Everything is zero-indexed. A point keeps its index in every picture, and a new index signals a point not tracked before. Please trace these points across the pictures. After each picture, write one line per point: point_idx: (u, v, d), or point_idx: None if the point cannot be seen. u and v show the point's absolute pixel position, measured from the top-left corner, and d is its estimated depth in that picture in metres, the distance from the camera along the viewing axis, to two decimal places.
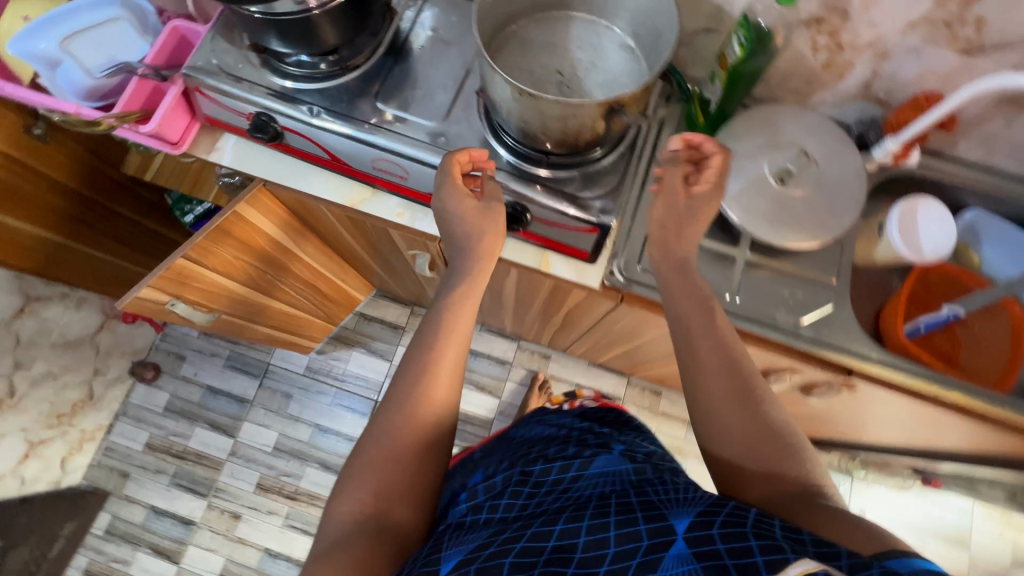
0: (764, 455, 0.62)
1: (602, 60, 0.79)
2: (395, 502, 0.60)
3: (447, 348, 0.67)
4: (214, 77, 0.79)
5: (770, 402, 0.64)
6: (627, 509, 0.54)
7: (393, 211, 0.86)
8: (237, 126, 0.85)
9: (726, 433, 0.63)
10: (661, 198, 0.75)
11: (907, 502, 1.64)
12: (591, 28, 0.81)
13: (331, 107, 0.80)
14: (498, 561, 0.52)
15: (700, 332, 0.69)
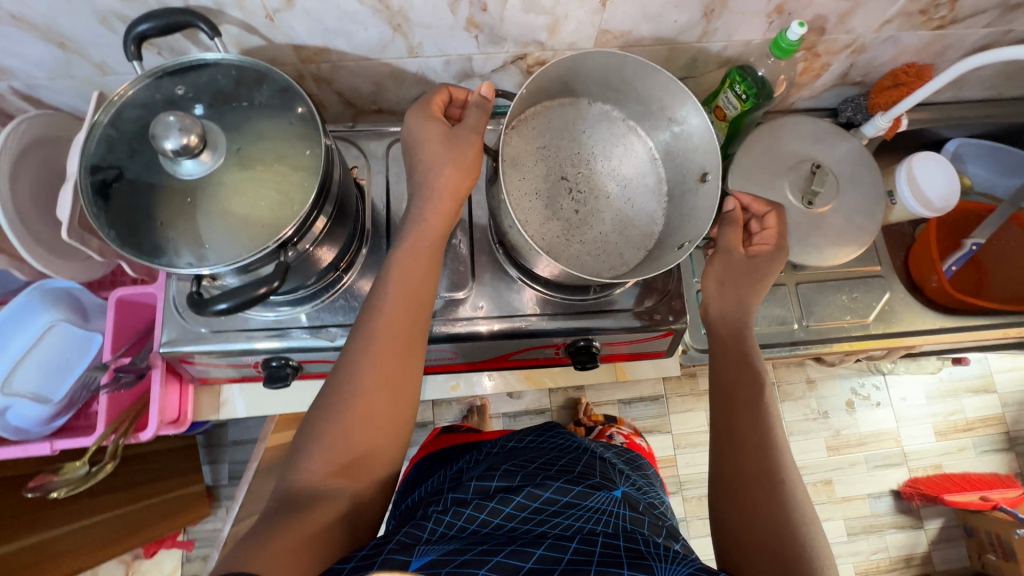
0: (773, 505, 0.53)
1: (601, 146, 0.72)
2: (353, 483, 0.56)
3: (388, 347, 0.59)
4: (198, 342, 0.67)
5: (800, 494, 0.54)
6: (613, 553, 0.50)
7: (448, 386, 0.80)
8: (238, 374, 0.74)
9: (746, 436, 0.57)
10: (716, 257, 0.70)
11: (936, 374, 1.77)
12: (579, 111, 0.72)
13: (343, 321, 0.70)
14: (470, 569, 0.48)
15: (732, 349, 0.65)
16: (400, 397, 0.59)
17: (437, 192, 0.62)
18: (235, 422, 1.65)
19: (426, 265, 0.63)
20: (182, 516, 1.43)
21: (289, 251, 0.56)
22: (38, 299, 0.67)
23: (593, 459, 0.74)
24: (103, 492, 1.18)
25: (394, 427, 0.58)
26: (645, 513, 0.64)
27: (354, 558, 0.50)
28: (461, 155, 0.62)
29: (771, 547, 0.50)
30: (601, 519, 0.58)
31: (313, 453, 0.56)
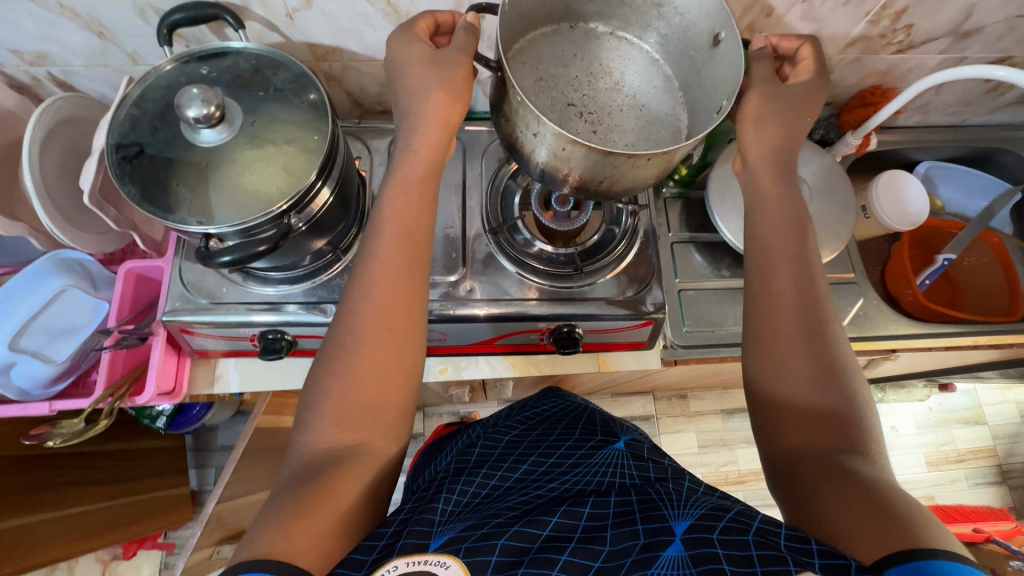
0: (813, 382, 0.55)
1: (601, 64, 0.71)
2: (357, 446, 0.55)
3: (418, 260, 0.62)
4: (198, 313, 0.70)
5: (841, 347, 0.57)
6: (627, 512, 0.52)
7: (435, 369, 0.82)
8: (234, 349, 0.76)
9: (777, 326, 0.58)
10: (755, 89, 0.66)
11: (925, 403, 1.79)
12: (577, 35, 0.72)
13: (339, 299, 0.73)
14: (488, 542, 0.50)
15: (775, 225, 0.63)
16: (403, 342, 0.59)
17: (424, 133, 0.63)
18: (224, 427, 1.65)
19: (417, 201, 0.63)
20: (166, 517, 1.43)
21: (291, 219, 0.61)
22: (53, 266, 0.71)
23: (594, 414, 0.77)
24: (88, 483, 1.18)
25: (397, 370, 0.58)
26: (650, 459, 0.66)
27: (377, 544, 0.50)
28: (449, 77, 0.60)
29: (818, 405, 0.54)
30: (614, 473, 0.61)
31: (323, 413, 0.55)
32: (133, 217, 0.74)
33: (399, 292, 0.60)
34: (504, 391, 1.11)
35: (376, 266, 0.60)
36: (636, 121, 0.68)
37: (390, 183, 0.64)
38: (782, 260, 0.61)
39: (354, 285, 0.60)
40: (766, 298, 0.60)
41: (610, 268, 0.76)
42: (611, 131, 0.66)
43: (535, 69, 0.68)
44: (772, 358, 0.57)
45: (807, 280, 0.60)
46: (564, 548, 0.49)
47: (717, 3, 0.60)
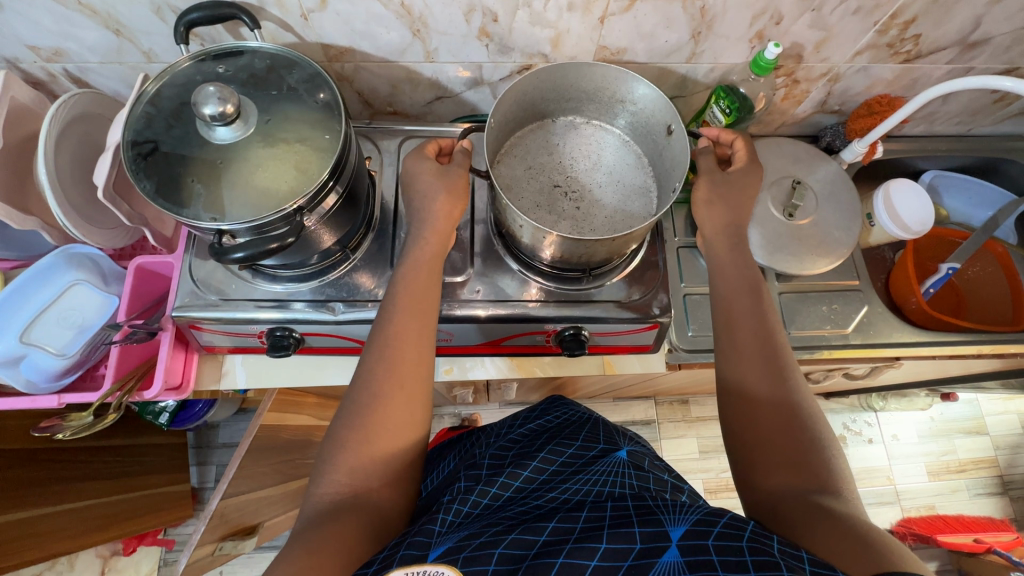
0: (785, 429, 0.57)
1: (579, 151, 0.78)
2: (366, 490, 0.57)
3: (409, 303, 0.65)
4: (207, 310, 0.70)
5: (804, 388, 0.60)
6: (624, 515, 0.53)
7: (442, 369, 0.82)
8: (243, 345, 0.77)
9: (746, 375, 0.61)
10: (702, 178, 0.71)
11: (927, 413, 1.79)
12: (560, 127, 0.79)
13: (348, 297, 0.74)
14: (486, 551, 0.50)
15: (733, 283, 0.67)
16: (416, 399, 0.62)
17: (433, 219, 0.69)
18: (226, 424, 1.66)
19: (429, 268, 0.68)
20: (167, 513, 1.43)
21: (304, 216, 0.61)
22: (64, 260, 0.72)
23: (598, 424, 0.78)
24: (91, 478, 1.19)
25: (410, 426, 0.61)
26: (651, 470, 0.66)
27: (377, 559, 0.51)
28: (452, 183, 0.69)
29: (790, 451, 0.55)
30: (618, 481, 0.61)
31: (337, 460, 0.58)
32: (145, 212, 0.74)
33: (414, 347, 0.63)
34: (507, 392, 1.11)
35: (385, 318, 0.64)
36: (613, 197, 0.74)
37: (411, 253, 0.68)
38: (745, 310, 0.65)
39: (370, 346, 0.64)
40: (735, 347, 0.63)
41: (618, 271, 0.77)
42: (592, 209, 0.73)
43: (525, 159, 0.76)
44: (748, 408, 0.59)
45: (769, 326, 0.64)
46: (560, 551, 0.49)
47: (666, 104, 0.67)
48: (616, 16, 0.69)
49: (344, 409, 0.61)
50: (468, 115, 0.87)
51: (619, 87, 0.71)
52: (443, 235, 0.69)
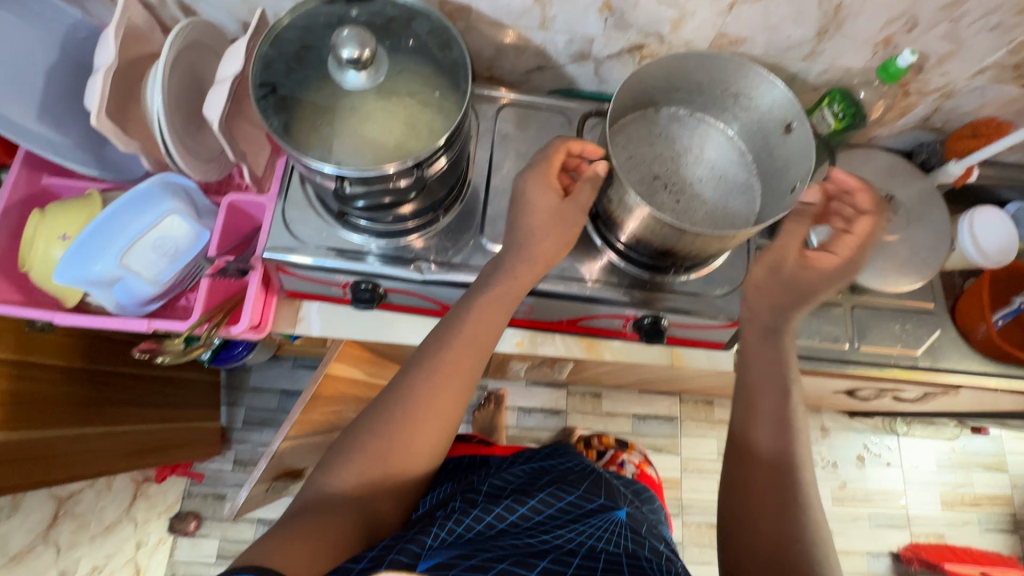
0: (778, 546, 0.56)
1: (680, 144, 0.77)
2: (370, 497, 0.61)
3: (457, 348, 0.66)
4: (297, 253, 0.70)
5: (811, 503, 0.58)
6: (613, 571, 0.59)
7: (513, 341, 0.82)
8: (324, 292, 0.77)
9: (750, 474, 0.61)
10: (768, 257, 0.68)
11: (952, 444, 1.79)
12: (662, 118, 0.77)
13: (437, 258, 0.74)
14: (476, 574, 0.54)
15: (766, 374, 0.66)
16: (448, 416, 0.65)
17: (531, 258, 0.68)
18: (259, 369, 1.69)
19: (489, 314, 0.67)
20: (204, 448, 1.49)
21: (421, 170, 0.61)
22: (162, 189, 0.70)
23: (598, 480, 0.85)
24: (139, 405, 1.23)
25: (427, 457, 0.64)
26: (642, 535, 0.74)
27: (364, 557, 0.55)
28: (567, 225, 0.68)
29: (780, 560, 0.55)
30: (611, 539, 0.68)
31: (348, 464, 0.62)
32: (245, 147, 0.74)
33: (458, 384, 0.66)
34: (554, 371, 1.12)
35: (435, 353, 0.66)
36: (713, 193, 0.74)
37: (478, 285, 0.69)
38: (766, 370, 0.65)
39: (412, 370, 0.66)
40: (747, 447, 0.62)
41: (711, 265, 0.76)
42: (692, 204, 0.73)
43: (628, 147, 0.75)
44: (746, 509, 0.59)
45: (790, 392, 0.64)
46: None
47: (789, 103, 0.67)
48: (747, 4, 0.67)
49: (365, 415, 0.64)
50: (566, 89, 0.85)
51: (738, 82, 0.70)
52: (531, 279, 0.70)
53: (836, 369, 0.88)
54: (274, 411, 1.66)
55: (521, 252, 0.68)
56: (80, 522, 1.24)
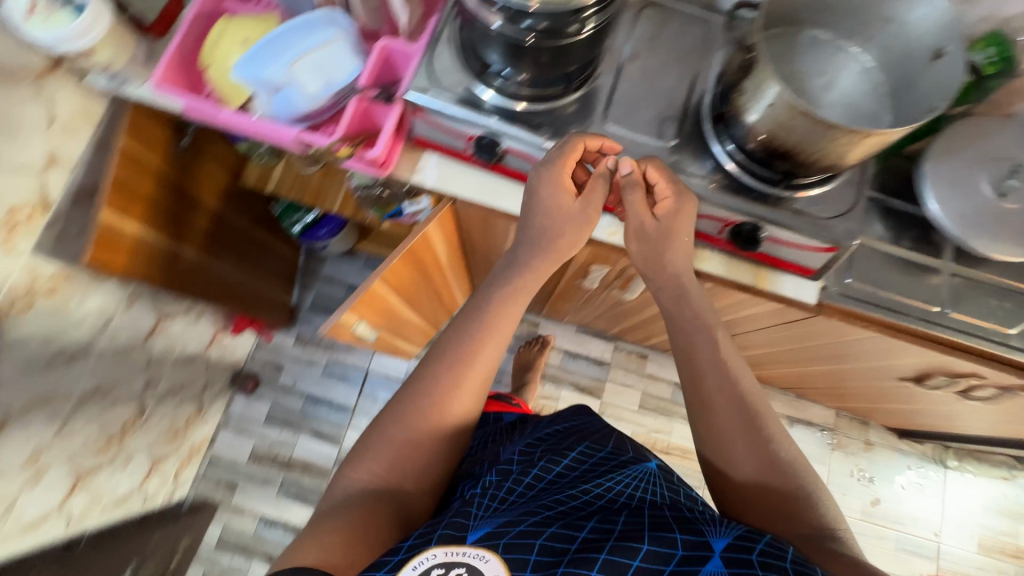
0: (765, 486, 0.68)
1: (817, 69, 0.77)
2: (398, 483, 0.71)
3: (485, 342, 0.78)
4: (436, 96, 0.77)
5: (780, 440, 0.71)
6: (637, 523, 0.64)
7: (606, 231, 0.87)
8: (447, 145, 0.83)
9: (724, 447, 0.72)
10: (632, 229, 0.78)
11: (1004, 490, 1.71)
12: (806, 39, 0.78)
13: (559, 129, 0.78)
14: (528, 542, 0.62)
15: (713, 377, 0.75)
16: (473, 386, 0.78)
17: (550, 240, 0.80)
18: (333, 261, 1.81)
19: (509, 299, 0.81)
20: (277, 315, 1.61)
21: (578, 19, 0.66)
22: (329, 22, 0.79)
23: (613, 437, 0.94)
24: (235, 252, 1.36)
25: (439, 421, 0.75)
26: (676, 485, 0.82)
27: (407, 543, 0.63)
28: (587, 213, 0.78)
29: (769, 495, 0.68)
30: (641, 488, 0.75)
31: (371, 457, 0.72)
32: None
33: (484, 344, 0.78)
34: (623, 295, 1.16)
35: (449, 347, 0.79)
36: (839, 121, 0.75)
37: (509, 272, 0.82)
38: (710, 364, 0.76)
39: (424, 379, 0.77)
40: (713, 427, 0.73)
41: (816, 188, 0.77)
42: None
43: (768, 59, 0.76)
44: (726, 473, 0.71)
45: (719, 352, 0.77)
46: (603, 548, 0.60)
47: (948, 28, 0.67)
48: None
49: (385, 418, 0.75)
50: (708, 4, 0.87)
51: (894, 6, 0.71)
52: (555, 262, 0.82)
53: (913, 328, 0.87)
54: (339, 301, 1.77)
55: (539, 243, 0.81)
56: (169, 344, 1.32)
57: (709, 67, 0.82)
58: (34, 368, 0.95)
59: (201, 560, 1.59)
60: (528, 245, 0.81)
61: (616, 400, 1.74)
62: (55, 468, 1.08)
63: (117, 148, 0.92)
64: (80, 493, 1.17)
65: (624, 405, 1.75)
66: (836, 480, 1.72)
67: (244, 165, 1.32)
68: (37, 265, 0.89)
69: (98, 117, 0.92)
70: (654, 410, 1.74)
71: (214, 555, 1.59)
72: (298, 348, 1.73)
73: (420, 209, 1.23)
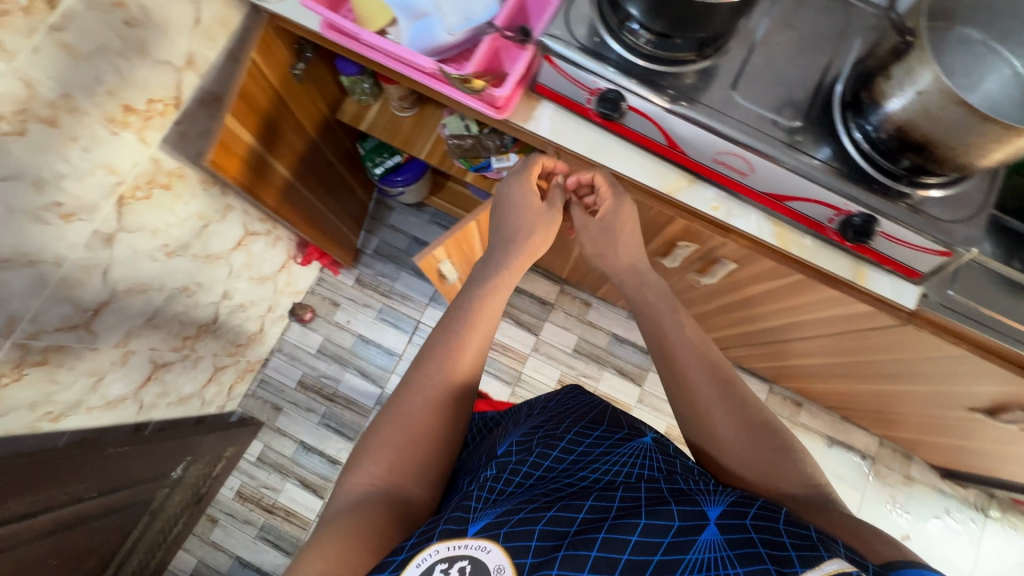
0: (751, 447, 0.72)
1: (965, 69, 0.75)
2: (393, 483, 0.70)
3: (470, 338, 0.81)
4: (570, 45, 0.77)
5: (757, 406, 0.76)
6: (631, 505, 0.61)
7: (710, 204, 0.85)
8: (567, 97, 0.83)
9: (707, 420, 0.76)
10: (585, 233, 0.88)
11: None
12: (957, 38, 0.75)
13: (687, 95, 0.78)
14: (529, 528, 0.60)
15: (694, 365, 0.80)
16: (449, 367, 0.80)
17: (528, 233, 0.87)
18: (401, 211, 1.85)
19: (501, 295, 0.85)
20: (344, 253, 1.65)
21: None
22: None
23: (608, 411, 0.88)
24: (319, 183, 1.40)
25: (421, 417, 0.75)
26: (676, 455, 0.75)
27: (408, 544, 0.61)
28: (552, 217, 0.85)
29: (754, 456, 0.71)
30: (637, 462, 0.70)
31: (370, 460, 0.71)
32: None
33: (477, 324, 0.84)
34: (695, 280, 1.15)
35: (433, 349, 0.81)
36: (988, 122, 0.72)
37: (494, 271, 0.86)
38: (690, 350, 0.81)
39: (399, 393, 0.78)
40: (696, 405, 0.77)
41: (942, 188, 0.75)
42: None
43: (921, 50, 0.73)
44: (715, 444, 0.74)
45: (688, 332, 0.84)
46: (602, 527, 0.59)
47: None
48: None
49: (379, 422, 0.75)
50: None
51: None
52: (527, 261, 0.88)
53: (976, 336, 0.85)
54: (402, 250, 1.81)
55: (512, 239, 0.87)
56: (249, 261, 1.38)
57: (849, 52, 0.80)
58: (140, 256, 1.02)
59: (240, 472, 1.68)
60: (505, 252, 0.87)
61: (656, 391, 1.74)
62: (139, 355, 1.16)
63: (248, 58, 0.95)
64: (154, 384, 1.25)
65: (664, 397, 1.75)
66: (868, 509, 1.69)
67: (343, 100, 1.36)
68: (160, 157, 0.95)
69: (233, 27, 0.96)
70: None
71: (253, 469, 1.68)
72: (356, 290, 1.79)
73: (505, 165, 1.27)
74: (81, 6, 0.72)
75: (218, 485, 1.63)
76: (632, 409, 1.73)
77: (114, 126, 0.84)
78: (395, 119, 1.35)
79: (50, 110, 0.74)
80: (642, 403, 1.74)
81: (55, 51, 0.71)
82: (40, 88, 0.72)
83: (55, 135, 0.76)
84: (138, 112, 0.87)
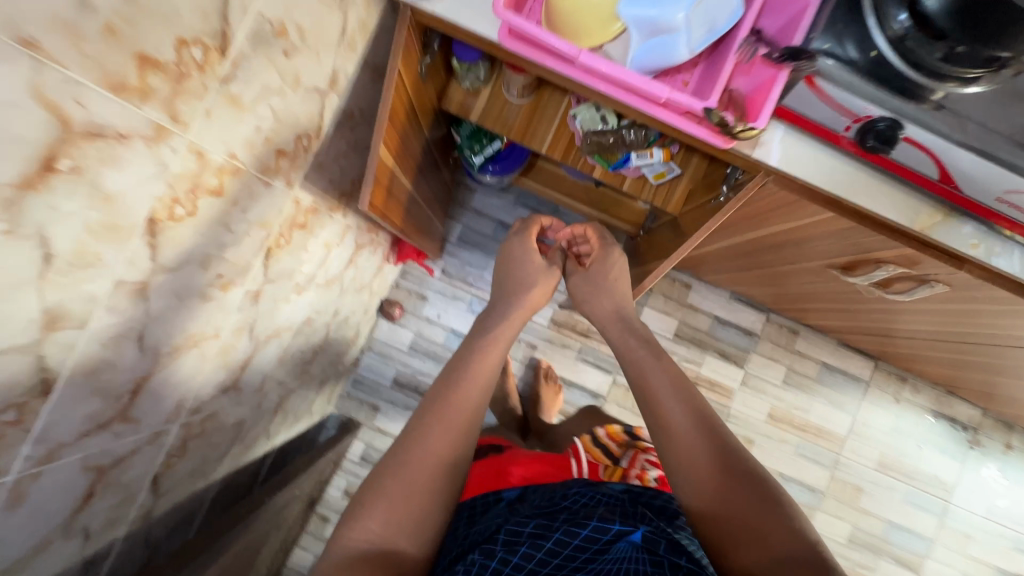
0: (735, 497, 0.72)
1: None
2: (397, 543, 0.67)
3: (480, 370, 0.87)
4: (839, 62, 0.62)
5: (739, 452, 0.77)
6: None
7: (969, 243, 0.73)
8: (812, 123, 0.70)
9: (693, 465, 0.76)
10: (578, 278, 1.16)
11: None
12: None
13: (977, 121, 0.64)
14: None
15: (673, 412, 0.83)
16: (474, 408, 0.82)
17: (531, 285, 1.08)
18: (484, 193, 1.70)
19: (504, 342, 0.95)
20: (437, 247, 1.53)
21: None
22: None
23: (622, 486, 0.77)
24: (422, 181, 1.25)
25: (435, 460, 0.74)
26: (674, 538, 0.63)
27: None
28: (546, 274, 1.10)
29: (743, 500, 0.71)
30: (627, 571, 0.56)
31: (374, 511, 0.68)
32: None
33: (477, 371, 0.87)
34: (872, 292, 1.06)
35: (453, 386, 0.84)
36: None
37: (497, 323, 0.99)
38: (672, 394, 0.86)
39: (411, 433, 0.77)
40: (678, 444, 0.79)
41: None
42: None
43: None
44: (696, 488, 0.75)
45: (670, 376, 0.89)
46: None
47: None
48: None
49: (380, 473, 0.73)
50: None
51: None
52: (531, 309, 1.06)
53: None
54: (489, 237, 1.69)
55: (519, 287, 1.07)
56: (356, 274, 1.27)
57: None
58: (278, 302, 0.91)
59: (346, 472, 1.67)
60: (506, 300, 1.05)
61: (760, 373, 1.71)
62: (270, 392, 1.09)
63: (394, 70, 0.78)
64: (279, 413, 1.19)
65: (768, 378, 1.71)
66: (969, 478, 1.70)
67: (451, 86, 1.18)
68: (301, 197, 0.82)
69: (372, 29, 0.79)
70: (797, 388, 1.70)
71: (358, 468, 1.67)
72: (443, 282, 1.69)
73: (647, 163, 1.12)
74: (248, 44, 0.56)
75: (328, 487, 1.63)
76: (735, 393, 1.70)
77: (268, 177, 0.70)
78: (510, 107, 1.17)
79: (217, 178, 0.61)
80: (746, 386, 1.71)
81: (224, 109, 0.56)
82: (210, 156, 0.58)
83: (220, 204, 0.63)
84: (288, 155, 0.73)
